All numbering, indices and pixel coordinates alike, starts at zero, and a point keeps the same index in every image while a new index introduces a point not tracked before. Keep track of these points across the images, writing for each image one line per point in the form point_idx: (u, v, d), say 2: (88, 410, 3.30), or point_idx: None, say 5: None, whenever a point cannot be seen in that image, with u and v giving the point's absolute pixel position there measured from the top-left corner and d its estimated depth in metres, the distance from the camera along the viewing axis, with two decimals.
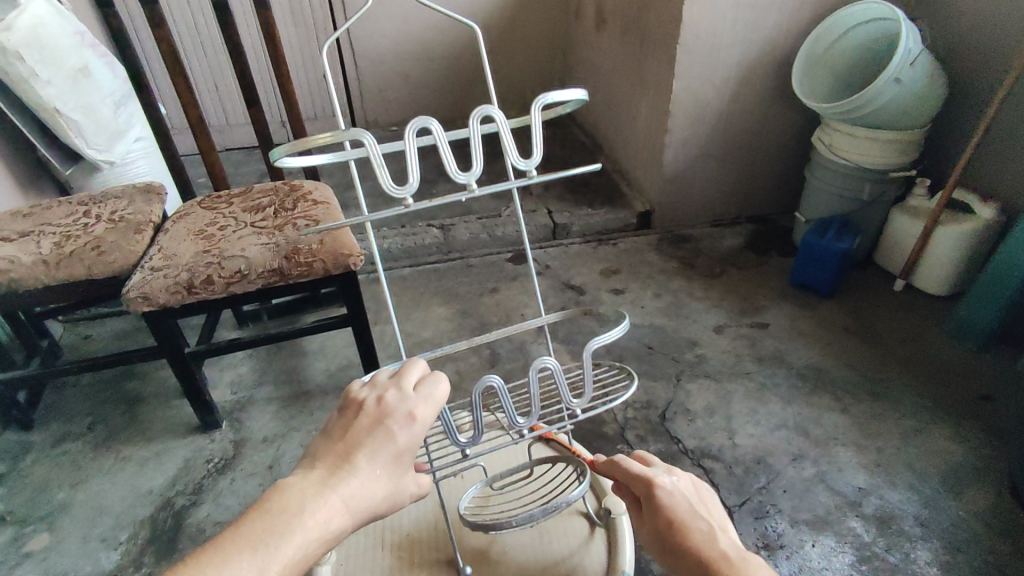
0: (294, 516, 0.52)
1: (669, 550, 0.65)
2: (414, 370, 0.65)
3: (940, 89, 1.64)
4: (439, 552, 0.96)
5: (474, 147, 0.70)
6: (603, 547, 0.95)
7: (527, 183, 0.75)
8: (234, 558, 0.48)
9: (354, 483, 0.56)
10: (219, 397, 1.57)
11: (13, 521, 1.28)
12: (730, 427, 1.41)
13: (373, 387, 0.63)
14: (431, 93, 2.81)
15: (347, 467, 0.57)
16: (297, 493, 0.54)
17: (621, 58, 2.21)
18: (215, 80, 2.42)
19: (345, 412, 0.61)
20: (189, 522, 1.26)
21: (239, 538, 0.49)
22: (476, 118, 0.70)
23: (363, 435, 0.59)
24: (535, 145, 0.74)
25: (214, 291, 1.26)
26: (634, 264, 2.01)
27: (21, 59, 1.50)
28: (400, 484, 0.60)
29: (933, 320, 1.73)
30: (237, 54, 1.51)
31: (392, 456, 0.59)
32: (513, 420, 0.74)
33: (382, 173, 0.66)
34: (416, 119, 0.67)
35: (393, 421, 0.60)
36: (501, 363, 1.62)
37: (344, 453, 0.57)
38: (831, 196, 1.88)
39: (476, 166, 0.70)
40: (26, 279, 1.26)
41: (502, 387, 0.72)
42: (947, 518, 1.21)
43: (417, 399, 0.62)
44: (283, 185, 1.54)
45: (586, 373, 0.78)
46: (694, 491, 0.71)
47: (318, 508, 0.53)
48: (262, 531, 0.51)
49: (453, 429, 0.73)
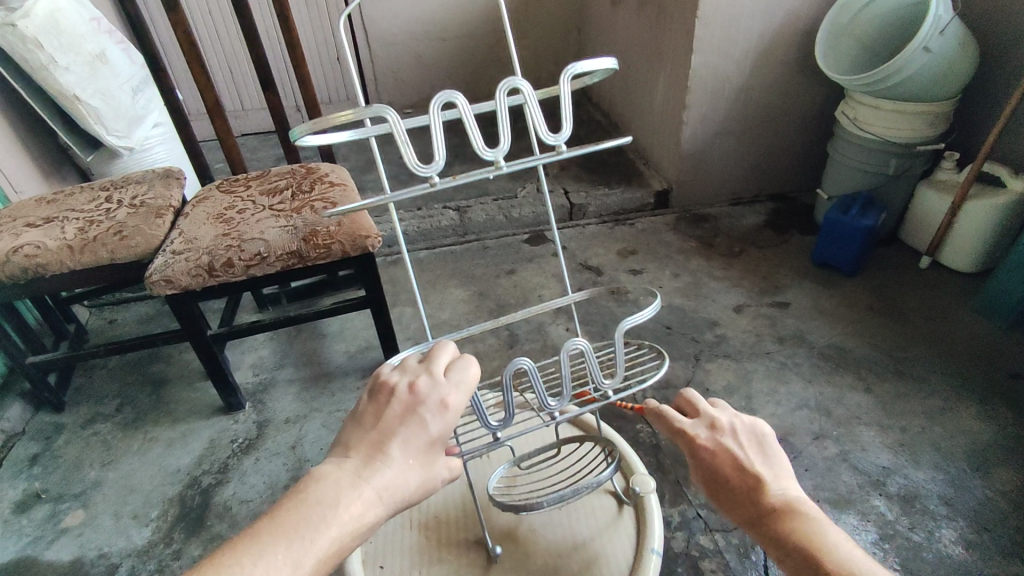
0: (328, 511, 0.52)
1: (722, 501, 0.66)
2: (444, 354, 0.64)
3: (971, 58, 1.58)
4: (466, 532, 0.98)
5: (501, 122, 0.69)
6: (631, 524, 0.95)
7: (556, 159, 0.72)
8: (269, 550, 0.49)
9: (388, 474, 0.56)
10: (242, 378, 1.60)
11: (48, 498, 1.32)
12: (751, 407, 1.40)
13: (403, 372, 0.62)
14: (445, 74, 2.78)
15: (381, 458, 0.56)
16: (332, 484, 0.54)
17: (638, 33, 2.17)
18: (229, 64, 2.42)
19: (376, 397, 0.61)
20: (216, 500, 1.28)
21: (275, 529, 0.50)
22: (501, 93, 0.69)
23: (396, 423, 0.58)
24: (563, 119, 0.72)
25: (233, 274, 1.27)
26: (652, 244, 1.99)
27: (39, 46, 1.51)
28: (433, 471, 0.59)
29: (960, 297, 1.69)
30: (252, 36, 1.51)
31: (425, 445, 0.59)
32: (544, 401, 0.73)
33: (407, 150, 0.65)
34: (440, 93, 0.66)
35: (425, 410, 0.59)
36: (519, 344, 1.62)
37: (377, 442, 0.57)
38: (855, 171, 1.83)
39: (504, 142, 0.68)
40: (52, 264, 1.28)
41: (533, 368, 0.71)
42: (973, 497, 1.19)
43: (450, 385, 0.61)
44: (300, 167, 1.55)
45: (618, 353, 0.76)
46: (744, 434, 0.69)
47: (352, 501, 0.53)
48: (297, 522, 0.51)
49: (484, 412, 0.73)
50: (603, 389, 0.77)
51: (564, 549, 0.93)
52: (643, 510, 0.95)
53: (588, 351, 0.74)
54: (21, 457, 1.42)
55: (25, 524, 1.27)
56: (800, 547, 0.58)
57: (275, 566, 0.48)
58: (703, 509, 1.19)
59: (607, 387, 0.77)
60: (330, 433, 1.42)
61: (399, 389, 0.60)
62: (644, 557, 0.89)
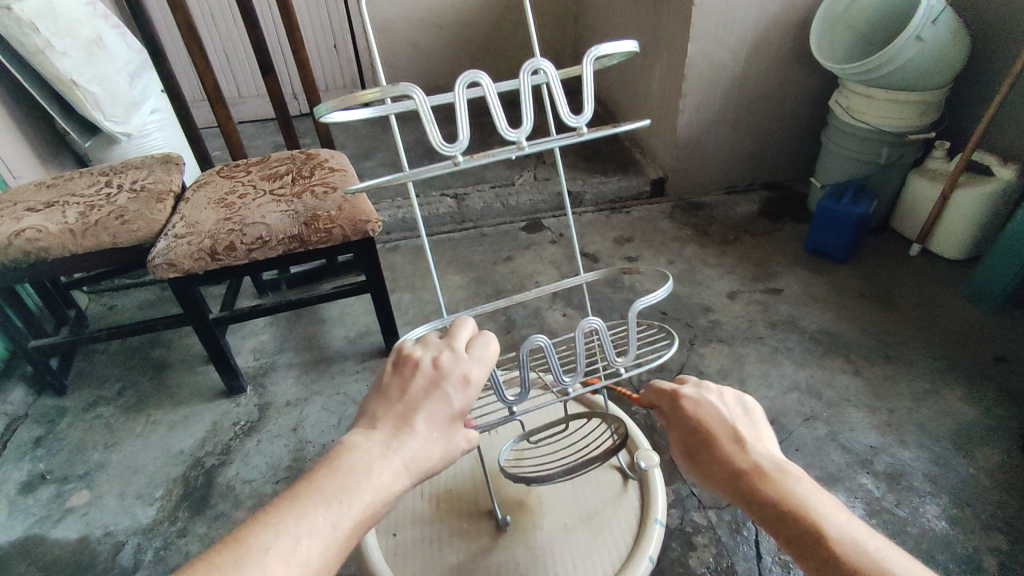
0: (363, 477, 0.54)
1: (696, 457, 0.67)
2: (463, 330, 0.66)
3: (963, 48, 1.60)
4: (476, 503, 1.00)
5: (525, 104, 0.70)
6: (637, 497, 0.98)
7: (576, 140, 0.74)
8: (310, 511, 0.50)
9: (414, 445, 0.58)
10: (243, 363, 1.62)
11: (53, 479, 1.34)
12: (744, 389, 1.44)
13: (426, 347, 0.65)
14: (441, 62, 2.79)
15: (407, 430, 0.58)
16: (364, 453, 0.56)
17: (635, 21, 2.17)
18: (226, 51, 2.42)
19: (400, 370, 0.63)
20: (220, 480, 1.31)
21: (314, 494, 0.51)
22: (525, 74, 0.70)
23: (420, 396, 0.61)
24: (585, 101, 0.73)
25: (236, 258, 1.29)
26: (648, 232, 2.01)
27: (35, 29, 1.50)
28: (453, 444, 0.61)
29: (948, 283, 1.72)
30: (252, 21, 1.51)
31: (448, 418, 0.61)
32: (558, 377, 0.75)
33: (433, 128, 0.66)
34: (466, 73, 0.67)
35: (449, 384, 0.62)
36: (516, 329, 1.65)
37: (404, 413, 0.59)
38: (848, 160, 1.86)
39: (526, 123, 0.70)
40: (54, 248, 1.29)
41: (547, 345, 0.73)
42: (957, 475, 1.23)
43: (471, 361, 0.63)
44: (300, 153, 1.56)
45: (630, 332, 0.78)
46: (729, 397, 0.70)
47: (383, 470, 0.55)
48: (334, 487, 0.52)
49: (501, 387, 0.75)
50: (614, 367, 0.80)
51: (571, 520, 0.97)
52: (648, 485, 0.98)
53: (601, 327, 0.75)
54: (25, 439, 1.43)
55: (31, 504, 1.29)
56: (776, 502, 0.58)
57: (317, 528, 0.49)
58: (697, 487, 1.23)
59: (620, 366, 0.79)
60: (331, 415, 1.44)
61: (423, 363, 0.62)
62: (648, 527, 0.92)
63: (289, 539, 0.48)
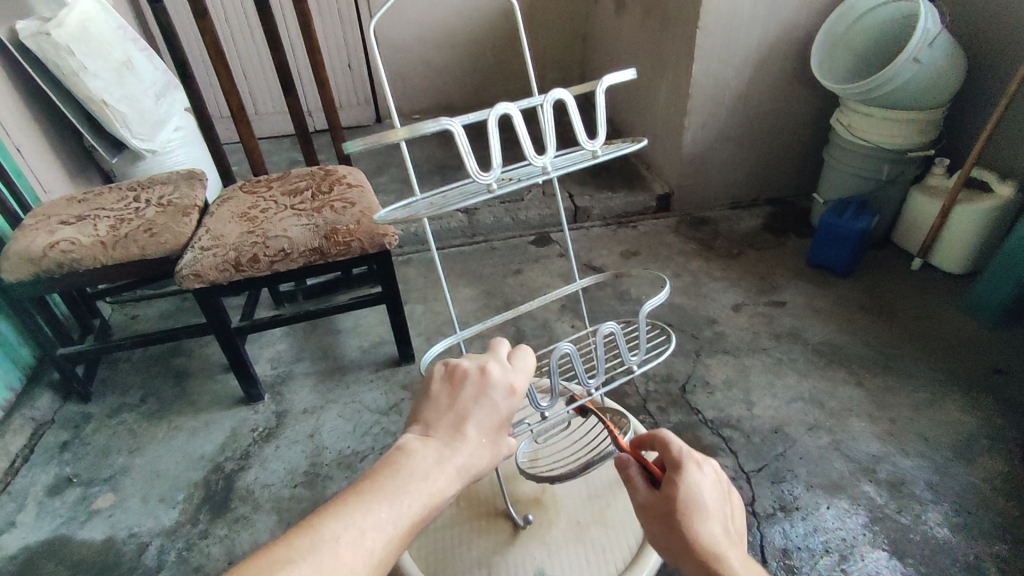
0: (421, 478, 0.56)
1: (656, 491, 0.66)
2: (503, 344, 0.71)
3: (960, 68, 1.65)
4: (493, 503, 1.04)
5: (548, 130, 0.74)
6: None
7: (592, 163, 0.79)
8: (376, 508, 0.52)
9: (466, 450, 0.61)
10: (261, 371, 1.67)
11: (79, 482, 1.38)
12: (749, 399, 1.47)
13: (470, 358, 0.69)
14: (453, 80, 2.87)
15: (460, 437, 0.62)
16: (423, 457, 0.58)
17: (641, 42, 2.25)
18: (246, 71, 2.51)
19: (448, 379, 0.66)
20: (240, 484, 1.35)
21: (378, 492, 0.53)
22: (547, 103, 0.74)
23: (470, 403, 0.64)
24: (597, 126, 0.78)
25: (259, 269, 1.35)
26: (654, 246, 2.06)
27: (71, 53, 1.59)
28: (499, 451, 0.65)
29: (950, 297, 1.76)
30: (276, 44, 1.59)
31: (495, 424, 0.65)
32: (583, 381, 0.79)
33: (472, 158, 0.68)
34: (496, 104, 0.70)
35: (496, 393, 0.66)
36: (526, 339, 1.69)
37: (456, 419, 0.63)
38: (849, 176, 1.90)
39: (551, 149, 0.74)
40: (86, 259, 1.35)
41: (570, 349, 0.77)
42: (958, 483, 1.26)
43: (516, 371, 0.68)
44: (319, 169, 1.62)
45: (640, 331, 0.82)
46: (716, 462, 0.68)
47: (440, 474, 0.57)
48: (395, 486, 0.55)
49: (533, 397, 0.81)
50: (628, 365, 0.84)
51: (584, 519, 1.01)
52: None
53: (617, 331, 0.80)
54: (51, 443, 1.48)
55: (59, 505, 1.33)
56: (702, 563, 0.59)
57: (383, 524, 0.51)
58: None
59: (632, 363, 0.83)
60: (346, 422, 1.49)
61: (471, 372, 0.66)
62: None
63: (356, 530, 0.50)
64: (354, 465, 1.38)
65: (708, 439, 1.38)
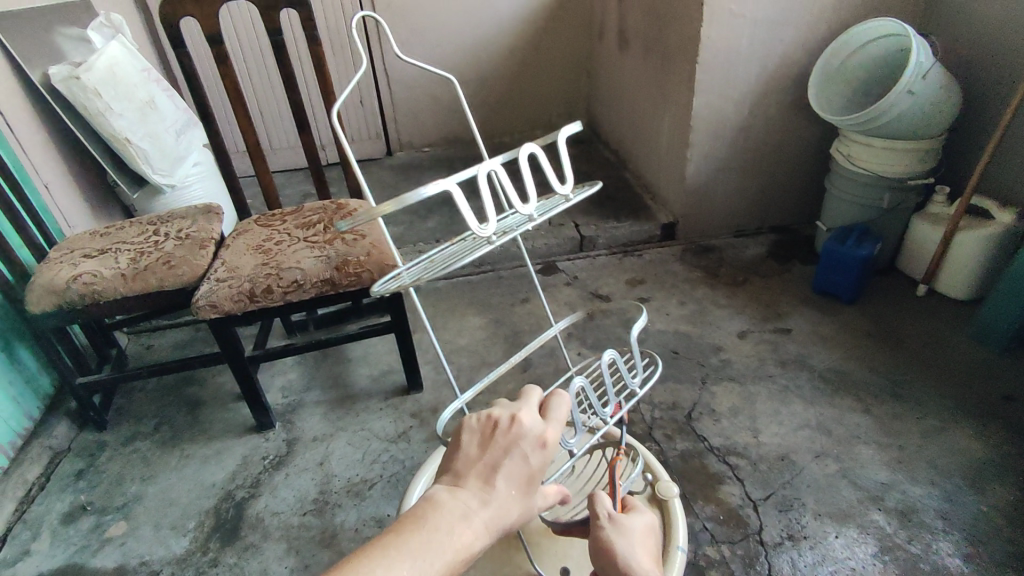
0: (444, 532, 0.54)
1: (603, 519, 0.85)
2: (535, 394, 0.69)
3: (955, 99, 1.69)
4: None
5: (529, 181, 0.79)
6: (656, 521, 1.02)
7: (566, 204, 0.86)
8: (397, 562, 0.50)
9: (495, 502, 0.58)
10: (272, 400, 1.70)
11: (93, 510, 1.41)
12: (755, 426, 1.47)
13: (502, 408, 0.67)
14: (461, 114, 2.96)
15: (490, 489, 0.59)
16: (450, 510, 0.56)
17: (643, 77, 2.31)
18: (262, 107, 2.60)
19: (481, 431, 0.64)
20: (250, 512, 1.37)
21: (400, 546, 0.51)
22: (520, 156, 0.78)
23: (501, 454, 0.62)
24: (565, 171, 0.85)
25: (272, 300, 1.39)
26: (659, 274, 2.09)
27: (98, 94, 1.67)
28: (530, 505, 0.62)
29: (956, 323, 1.76)
30: (291, 84, 1.66)
31: (527, 476, 0.62)
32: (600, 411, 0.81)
33: (469, 213, 0.72)
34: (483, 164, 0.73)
35: (528, 443, 0.63)
36: (533, 367, 1.71)
37: (487, 471, 0.60)
38: (850, 204, 1.93)
39: (535, 197, 0.79)
40: (107, 290, 1.40)
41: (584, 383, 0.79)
42: (970, 512, 1.25)
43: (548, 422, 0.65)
44: (331, 203, 1.68)
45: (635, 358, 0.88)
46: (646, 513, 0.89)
47: (466, 528, 0.55)
48: (418, 539, 0.52)
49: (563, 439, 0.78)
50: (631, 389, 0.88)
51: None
52: (668, 513, 1.02)
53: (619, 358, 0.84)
54: (67, 472, 1.51)
55: (73, 533, 1.36)
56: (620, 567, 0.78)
57: None
58: (710, 522, 1.27)
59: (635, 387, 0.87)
60: (356, 450, 1.51)
61: (503, 422, 0.64)
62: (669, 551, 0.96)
63: None
64: (363, 494, 1.39)
65: (715, 467, 1.38)
